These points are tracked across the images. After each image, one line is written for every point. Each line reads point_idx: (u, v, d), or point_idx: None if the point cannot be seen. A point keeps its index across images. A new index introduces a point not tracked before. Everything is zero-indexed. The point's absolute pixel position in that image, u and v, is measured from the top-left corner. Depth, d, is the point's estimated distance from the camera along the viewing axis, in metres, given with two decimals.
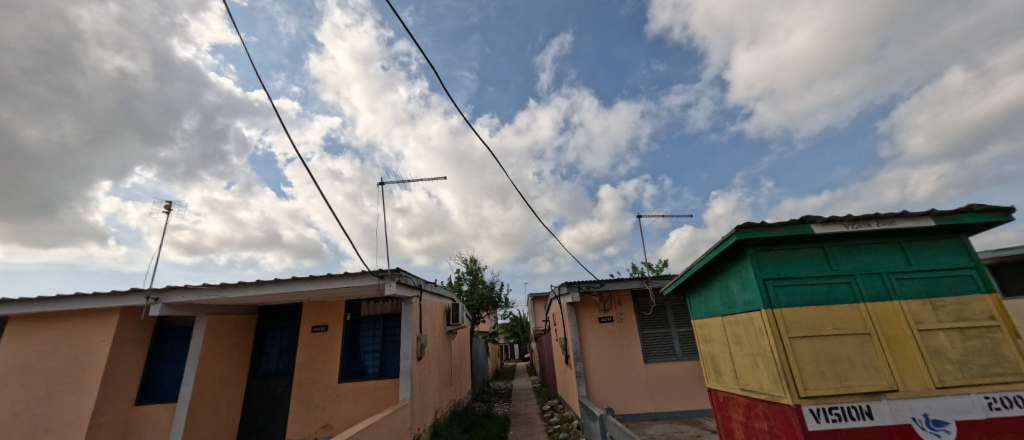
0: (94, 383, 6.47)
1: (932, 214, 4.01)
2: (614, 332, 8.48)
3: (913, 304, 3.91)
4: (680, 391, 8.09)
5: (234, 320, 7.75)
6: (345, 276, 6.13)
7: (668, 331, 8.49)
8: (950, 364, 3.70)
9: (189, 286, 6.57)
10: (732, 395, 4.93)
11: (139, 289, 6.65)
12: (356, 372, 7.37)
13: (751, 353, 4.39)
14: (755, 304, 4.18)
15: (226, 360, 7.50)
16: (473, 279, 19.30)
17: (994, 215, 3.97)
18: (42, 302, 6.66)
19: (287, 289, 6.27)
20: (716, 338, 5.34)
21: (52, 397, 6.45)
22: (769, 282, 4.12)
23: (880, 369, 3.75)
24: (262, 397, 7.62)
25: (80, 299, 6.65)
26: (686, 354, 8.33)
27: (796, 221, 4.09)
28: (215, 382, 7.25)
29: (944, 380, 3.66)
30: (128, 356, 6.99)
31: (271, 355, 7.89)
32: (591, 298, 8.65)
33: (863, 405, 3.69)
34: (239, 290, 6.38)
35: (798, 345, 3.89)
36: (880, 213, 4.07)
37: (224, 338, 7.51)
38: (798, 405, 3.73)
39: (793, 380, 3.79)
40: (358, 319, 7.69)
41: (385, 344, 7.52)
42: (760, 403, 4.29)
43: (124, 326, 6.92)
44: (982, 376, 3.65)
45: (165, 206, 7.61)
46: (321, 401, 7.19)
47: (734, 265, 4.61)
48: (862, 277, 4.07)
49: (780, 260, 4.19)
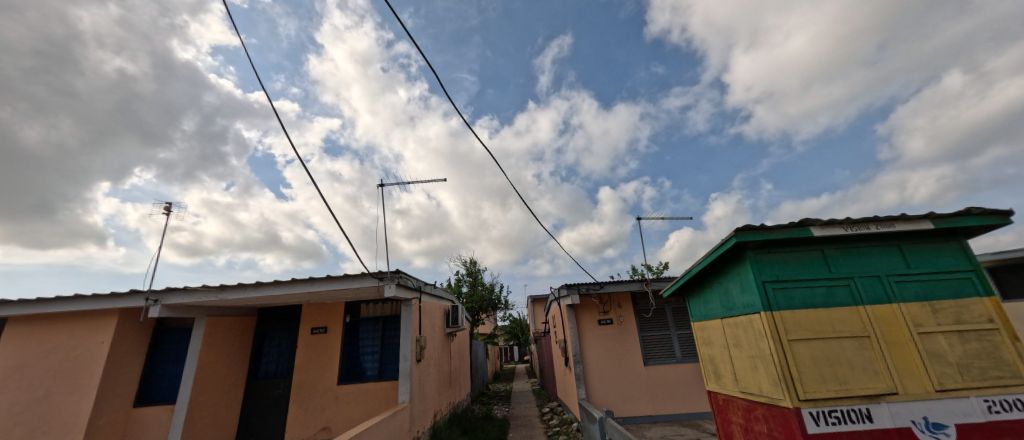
0: (93, 385, 6.44)
1: (931, 217, 4.03)
2: (613, 334, 8.48)
3: (913, 307, 3.91)
4: (680, 393, 8.08)
5: (233, 321, 7.74)
6: (345, 278, 6.13)
7: (668, 333, 8.49)
8: (950, 366, 3.70)
9: (189, 287, 6.56)
10: (732, 397, 4.93)
11: (138, 291, 6.64)
12: (355, 374, 7.36)
13: (751, 356, 4.38)
14: (755, 307, 4.18)
15: (225, 362, 7.49)
16: (473, 281, 19.30)
17: (993, 218, 3.98)
18: (41, 303, 6.65)
19: (287, 291, 6.26)
20: (715, 340, 5.33)
21: (51, 399, 6.42)
22: (768, 284, 4.12)
23: (879, 371, 3.75)
24: (261, 399, 7.59)
25: (80, 301, 6.64)
26: (686, 357, 8.32)
27: (795, 223, 4.10)
28: (214, 384, 7.23)
29: (943, 383, 3.66)
30: (127, 358, 6.97)
31: (269, 357, 7.86)
32: (591, 300, 8.65)
33: (862, 408, 3.69)
34: (238, 291, 6.38)
35: (797, 347, 3.89)
36: (880, 216, 4.08)
37: (223, 340, 7.50)
38: (798, 408, 3.73)
39: (793, 383, 3.79)
40: (358, 321, 7.68)
41: (385, 346, 7.51)
42: (760, 406, 4.29)
43: (123, 327, 6.90)
44: (981, 379, 3.65)
45: (165, 207, 7.71)
46: (320, 403, 7.17)
47: (733, 267, 4.62)
48: (861, 279, 4.07)
49: (779, 263, 4.20)
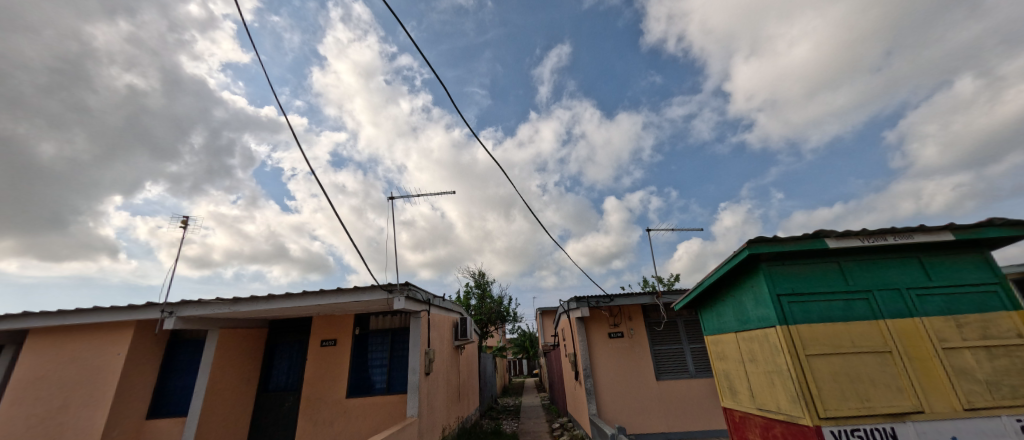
0: (108, 396, 6.47)
1: (952, 228, 3.92)
2: (624, 348, 8.35)
3: (936, 321, 3.81)
4: (694, 410, 7.89)
5: (245, 334, 7.77)
6: (355, 291, 6.15)
7: (680, 347, 8.34)
8: (978, 384, 3.58)
9: (203, 299, 6.62)
10: (749, 415, 4.81)
11: (154, 303, 6.71)
12: (364, 387, 7.31)
13: (767, 372, 4.28)
14: (770, 320, 4.11)
15: (236, 376, 7.50)
16: (481, 294, 19.19)
17: (1016, 229, 3.88)
18: (60, 315, 6.73)
19: (298, 303, 6.27)
20: (730, 354, 5.24)
21: (65, 410, 6.45)
22: (783, 298, 4.05)
23: (903, 388, 3.64)
24: (270, 413, 7.54)
25: (97, 313, 6.71)
26: (699, 372, 8.14)
27: (811, 235, 4.02)
28: (224, 398, 7.23)
29: (972, 402, 3.54)
30: (141, 370, 7.01)
31: (279, 369, 7.85)
32: (601, 312, 8.56)
33: (886, 427, 3.58)
34: (250, 304, 6.41)
35: (815, 363, 3.80)
36: (896, 226, 4.01)
37: (235, 353, 7.54)
38: (818, 426, 3.62)
39: (811, 400, 3.70)
40: (367, 333, 7.67)
41: (394, 359, 7.46)
42: (778, 424, 4.18)
43: (139, 339, 6.96)
44: (1012, 398, 3.52)
45: (183, 220, 7.93)
46: (330, 417, 7.12)
47: (746, 279, 4.55)
48: (880, 292, 3.98)
49: (793, 275, 4.14)
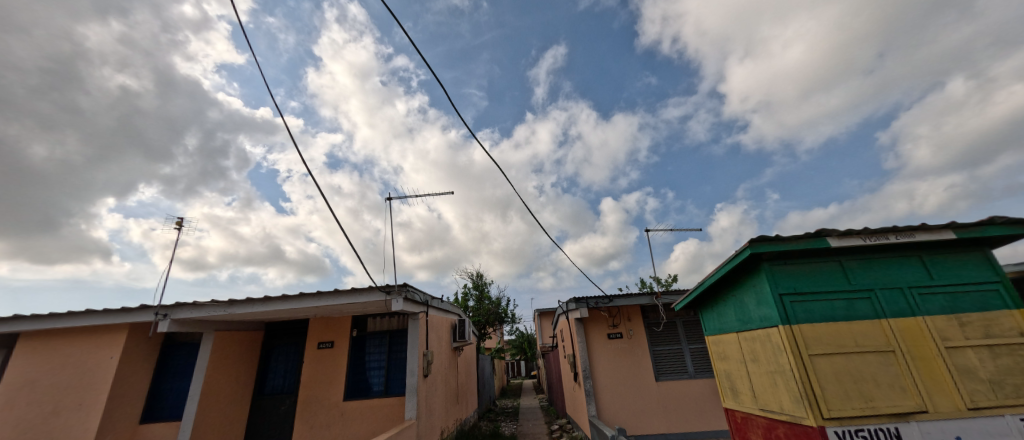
0: (100, 401, 6.36)
1: (953, 227, 3.92)
2: (624, 348, 8.32)
3: (938, 320, 3.80)
4: (694, 410, 7.87)
5: (240, 337, 7.68)
6: (352, 292, 6.08)
7: (679, 347, 8.32)
8: (981, 383, 3.57)
9: (198, 302, 6.53)
10: (751, 415, 4.79)
11: (148, 306, 6.62)
12: (361, 390, 7.23)
13: (770, 372, 4.26)
14: (772, 320, 4.09)
15: (232, 379, 7.39)
16: (479, 295, 19.11)
17: (1016, 228, 3.89)
18: (52, 318, 6.62)
19: (294, 305, 6.19)
20: (731, 355, 5.22)
21: (56, 415, 6.33)
22: (785, 298, 4.03)
23: (907, 388, 3.62)
24: (266, 417, 7.44)
25: (90, 316, 6.60)
26: (698, 372, 8.12)
27: (812, 234, 4.01)
28: (219, 401, 7.12)
29: (976, 401, 3.53)
30: (135, 374, 6.90)
31: (276, 372, 7.76)
32: (600, 313, 8.52)
33: (891, 427, 3.56)
34: (245, 306, 6.33)
35: (818, 363, 3.78)
36: (897, 225, 4.00)
37: (230, 356, 7.44)
38: (822, 426, 3.60)
39: (815, 401, 3.67)
40: (364, 335, 7.60)
41: (392, 361, 7.39)
42: (780, 424, 4.17)
43: (132, 343, 6.85)
44: (1015, 397, 3.51)
45: (178, 222, 7.83)
46: (327, 420, 7.03)
47: (748, 279, 4.53)
48: (883, 291, 3.97)
49: (795, 274, 4.12)
